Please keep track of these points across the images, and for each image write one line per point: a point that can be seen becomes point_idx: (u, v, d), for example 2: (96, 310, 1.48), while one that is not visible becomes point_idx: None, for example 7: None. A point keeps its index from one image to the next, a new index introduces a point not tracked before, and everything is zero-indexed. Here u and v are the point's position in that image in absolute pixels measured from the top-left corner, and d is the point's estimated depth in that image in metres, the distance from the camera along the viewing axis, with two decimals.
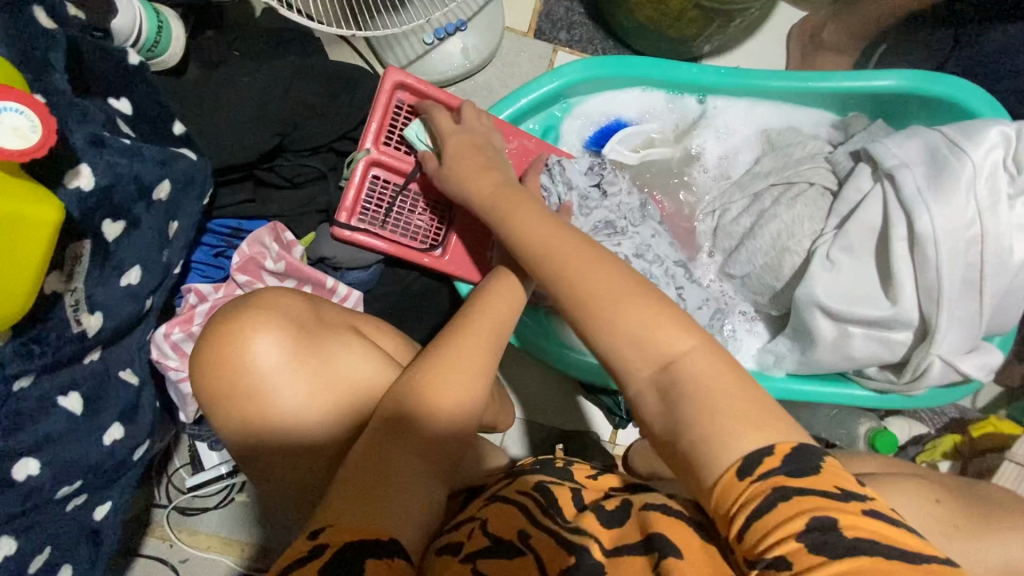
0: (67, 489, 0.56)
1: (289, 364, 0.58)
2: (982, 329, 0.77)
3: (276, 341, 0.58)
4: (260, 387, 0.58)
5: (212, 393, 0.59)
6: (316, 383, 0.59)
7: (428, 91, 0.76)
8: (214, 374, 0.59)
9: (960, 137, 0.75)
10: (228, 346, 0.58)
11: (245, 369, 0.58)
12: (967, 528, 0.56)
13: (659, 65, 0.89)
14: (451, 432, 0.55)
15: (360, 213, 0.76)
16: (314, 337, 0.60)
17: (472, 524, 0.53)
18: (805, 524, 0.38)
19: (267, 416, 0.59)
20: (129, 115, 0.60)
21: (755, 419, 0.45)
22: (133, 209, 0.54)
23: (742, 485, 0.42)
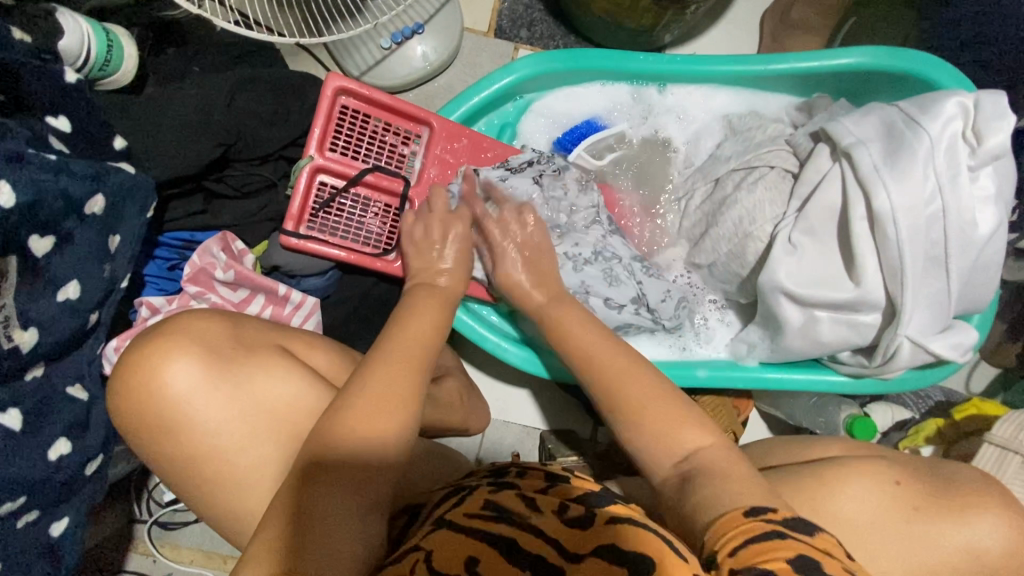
0: (11, 505, 0.56)
1: (204, 386, 0.58)
2: (952, 307, 0.74)
3: (193, 368, 0.58)
4: (178, 415, 0.58)
5: (131, 425, 0.59)
6: (235, 408, 0.59)
7: (372, 95, 0.77)
8: (131, 406, 0.58)
9: (917, 111, 0.73)
10: (142, 375, 0.57)
11: (162, 399, 0.58)
12: (925, 510, 0.60)
13: (612, 57, 0.88)
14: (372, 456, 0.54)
15: (308, 221, 0.76)
16: (231, 359, 0.60)
17: (416, 555, 0.50)
18: (791, 554, 0.41)
19: (190, 446, 0.58)
20: (68, 132, 0.60)
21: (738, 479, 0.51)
22: (62, 224, 0.54)
23: (742, 521, 0.46)
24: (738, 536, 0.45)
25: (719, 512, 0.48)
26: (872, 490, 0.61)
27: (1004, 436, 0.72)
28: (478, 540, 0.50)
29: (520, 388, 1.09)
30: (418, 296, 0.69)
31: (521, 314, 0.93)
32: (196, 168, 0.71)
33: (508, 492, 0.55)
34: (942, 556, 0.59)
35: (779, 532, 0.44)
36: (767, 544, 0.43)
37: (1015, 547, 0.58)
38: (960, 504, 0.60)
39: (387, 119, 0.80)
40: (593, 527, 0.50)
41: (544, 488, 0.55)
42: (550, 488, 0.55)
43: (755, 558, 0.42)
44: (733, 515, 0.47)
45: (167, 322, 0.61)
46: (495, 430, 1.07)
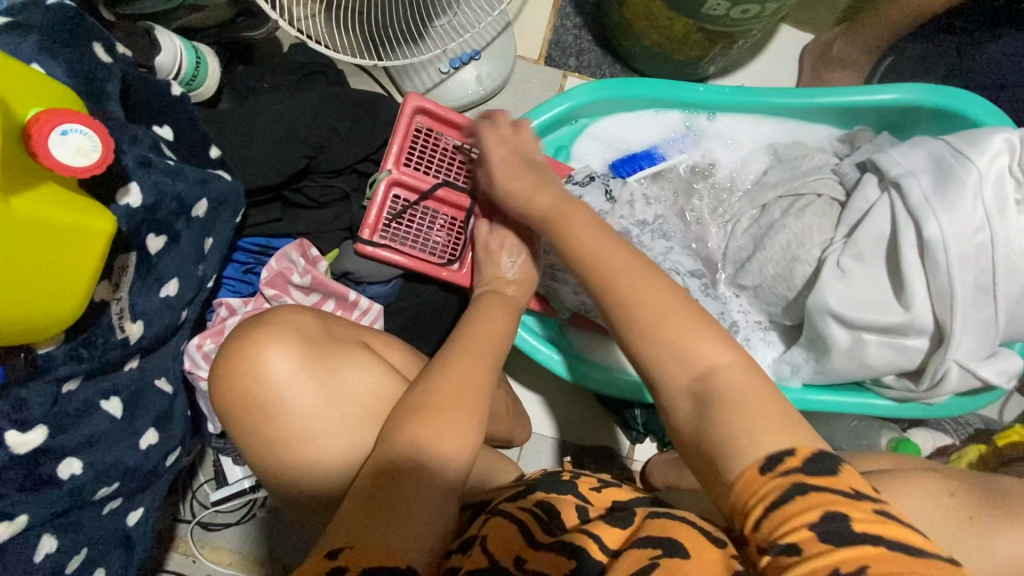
0: (105, 490, 0.58)
1: (300, 375, 0.61)
2: (999, 334, 0.77)
3: (288, 356, 0.61)
4: (272, 401, 0.61)
5: (230, 406, 0.62)
6: (324, 397, 0.62)
7: (446, 115, 0.82)
8: (230, 389, 0.62)
9: (965, 146, 0.76)
10: (243, 361, 0.61)
11: (259, 383, 0.61)
12: (980, 520, 0.61)
13: (666, 86, 0.93)
14: (454, 441, 0.57)
15: (382, 230, 0.80)
16: (323, 350, 0.63)
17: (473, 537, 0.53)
18: (813, 517, 0.41)
19: (281, 432, 0.61)
20: (172, 140, 0.65)
21: (758, 409, 0.48)
22: (174, 224, 0.58)
23: (761, 480, 0.44)
24: (764, 500, 0.43)
25: (737, 468, 0.46)
26: (930, 500, 0.62)
27: None
28: (531, 539, 0.53)
29: (559, 403, 1.11)
30: (486, 301, 0.73)
31: (570, 328, 0.96)
32: (280, 178, 0.75)
33: (562, 491, 0.61)
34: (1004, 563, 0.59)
35: (804, 486, 0.42)
36: (808, 505, 0.41)
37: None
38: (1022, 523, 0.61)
39: (457, 137, 0.84)
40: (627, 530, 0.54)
41: (597, 489, 0.63)
42: (602, 489, 0.63)
43: (779, 526, 0.42)
44: (752, 476, 0.45)
45: (261, 314, 0.65)
46: (535, 443, 1.09)
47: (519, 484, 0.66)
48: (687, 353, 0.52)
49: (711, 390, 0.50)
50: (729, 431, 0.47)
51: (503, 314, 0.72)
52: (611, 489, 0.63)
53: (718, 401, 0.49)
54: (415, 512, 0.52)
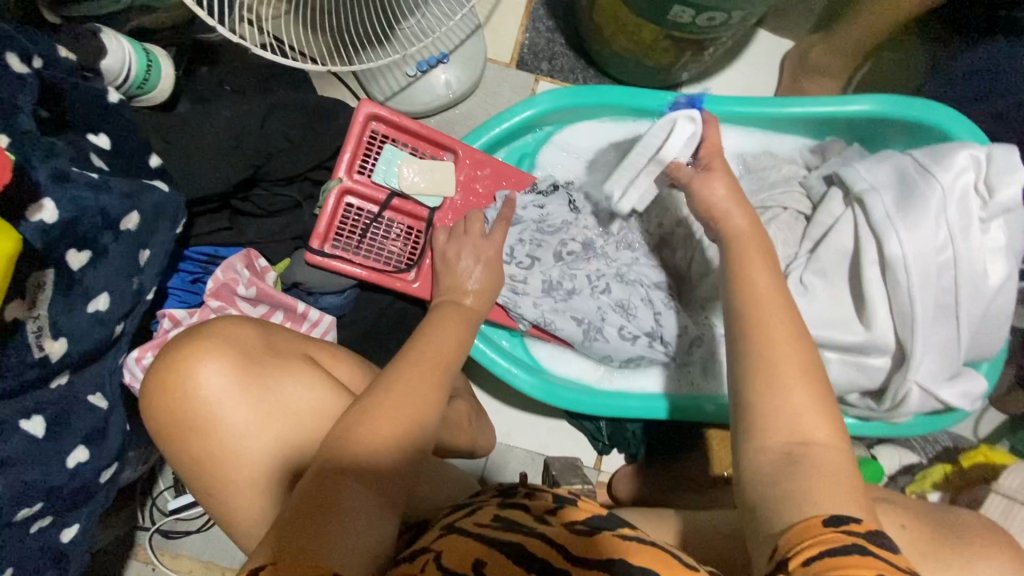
0: (28, 511, 0.57)
1: (235, 391, 0.60)
2: (961, 355, 0.75)
3: (223, 369, 0.60)
4: (206, 418, 0.60)
5: (167, 422, 0.61)
6: (264, 410, 0.61)
7: (401, 122, 0.80)
8: (166, 404, 0.61)
9: (929, 162, 0.74)
10: (178, 375, 0.60)
11: (194, 399, 0.60)
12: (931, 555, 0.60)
13: (633, 94, 0.90)
14: (389, 457, 0.55)
15: (333, 239, 0.78)
16: (262, 365, 0.62)
17: (427, 555, 0.51)
18: (870, 573, 0.41)
19: (215, 449, 0.60)
20: (108, 149, 0.63)
21: (836, 482, 0.48)
22: (99, 239, 0.56)
23: (821, 530, 0.44)
24: (815, 546, 0.43)
25: (801, 517, 0.46)
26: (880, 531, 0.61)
27: None
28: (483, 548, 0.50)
29: (526, 413, 1.09)
30: (438, 313, 0.71)
31: (532, 339, 0.94)
32: (226, 187, 0.73)
33: (519, 509, 0.56)
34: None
35: (860, 547, 0.43)
36: (848, 558, 0.42)
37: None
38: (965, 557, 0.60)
39: (412, 145, 0.82)
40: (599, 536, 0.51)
41: (553, 508, 0.56)
42: (559, 508, 0.56)
43: (828, 568, 0.41)
44: (813, 523, 0.45)
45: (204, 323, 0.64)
46: (500, 454, 1.08)
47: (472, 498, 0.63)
48: (792, 419, 0.52)
49: (802, 454, 0.50)
50: (797, 486, 0.48)
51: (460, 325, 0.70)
52: (569, 509, 0.56)
53: (808, 463, 0.50)
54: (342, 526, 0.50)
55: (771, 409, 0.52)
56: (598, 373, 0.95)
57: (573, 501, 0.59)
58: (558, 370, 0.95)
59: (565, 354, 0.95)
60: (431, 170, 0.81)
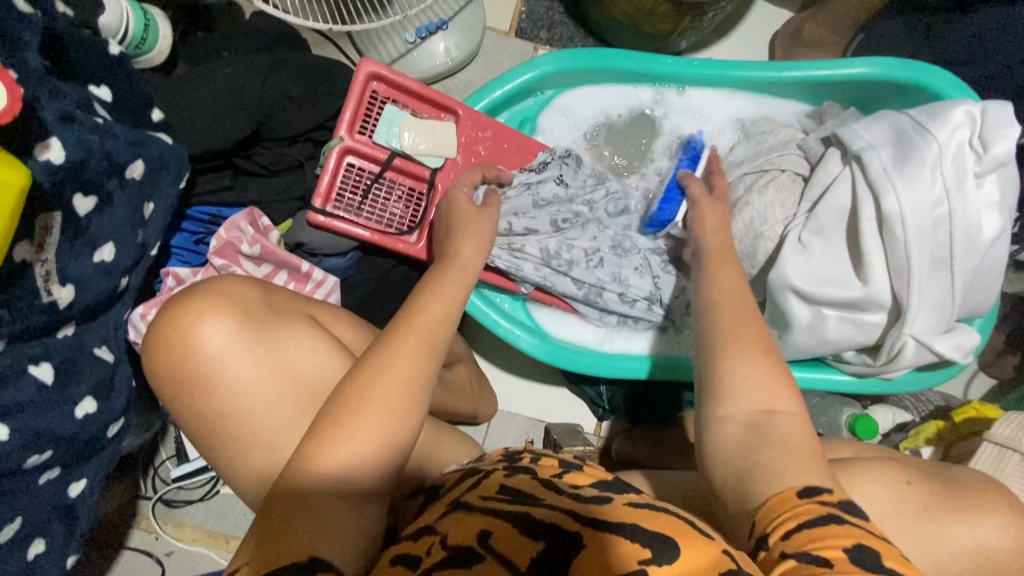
0: (37, 458, 0.57)
1: (236, 348, 0.60)
2: (955, 310, 0.77)
3: (220, 331, 0.59)
4: (206, 374, 0.60)
5: (166, 380, 0.61)
6: (265, 370, 0.61)
7: (401, 82, 0.80)
8: (165, 363, 0.60)
9: (926, 119, 0.76)
10: (176, 332, 0.59)
11: (194, 355, 0.59)
12: (933, 509, 0.62)
13: (633, 58, 0.91)
14: (379, 429, 0.53)
15: (335, 199, 0.78)
16: (262, 324, 0.62)
17: (433, 537, 0.50)
18: (848, 544, 0.42)
19: (217, 407, 0.60)
20: (109, 101, 0.62)
21: (800, 457, 0.50)
22: (105, 185, 0.56)
23: (798, 502, 0.46)
24: (795, 518, 0.45)
25: (772, 492, 0.48)
26: (884, 490, 0.62)
27: (1003, 434, 0.73)
28: (490, 513, 0.51)
29: (528, 381, 1.10)
30: (434, 272, 0.65)
31: (533, 304, 0.95)
32: (228, 144, 0.73)
33: (524, 475, 0.57)
34: (950, 552, 0.60)
35: (837, 517, 0.44)
36: (823, 529, 0.43)
37: (1011, 546, 0.60)
38: (966, 506, 0.62)
39: (414, 106, 0.82)
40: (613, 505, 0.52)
41: (559, 474, 0.57)
42: (564, 474, 0.57)
43: (809, 543, 0.43)
44: (787, 496, 0.47)
45: (194, 285, 0.62)
46: (501, 421, 1.09)
47: (474, 470, 0.63)
48: (745, 389, 0.56)
49: (768, 425, 0.53)
50: (763, 462, 0.50)
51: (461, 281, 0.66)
52: (574, 474, 0.57)
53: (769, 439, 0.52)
54: (323, 513, 0.51)
55: (738, 376, 0.56)
56: (599, 337, 0.95)
57: (577, 466, 0.59)
58: (559, 334, 0.96)
59: (566, 318, 0.96)
60: (433, 130, 0.81)
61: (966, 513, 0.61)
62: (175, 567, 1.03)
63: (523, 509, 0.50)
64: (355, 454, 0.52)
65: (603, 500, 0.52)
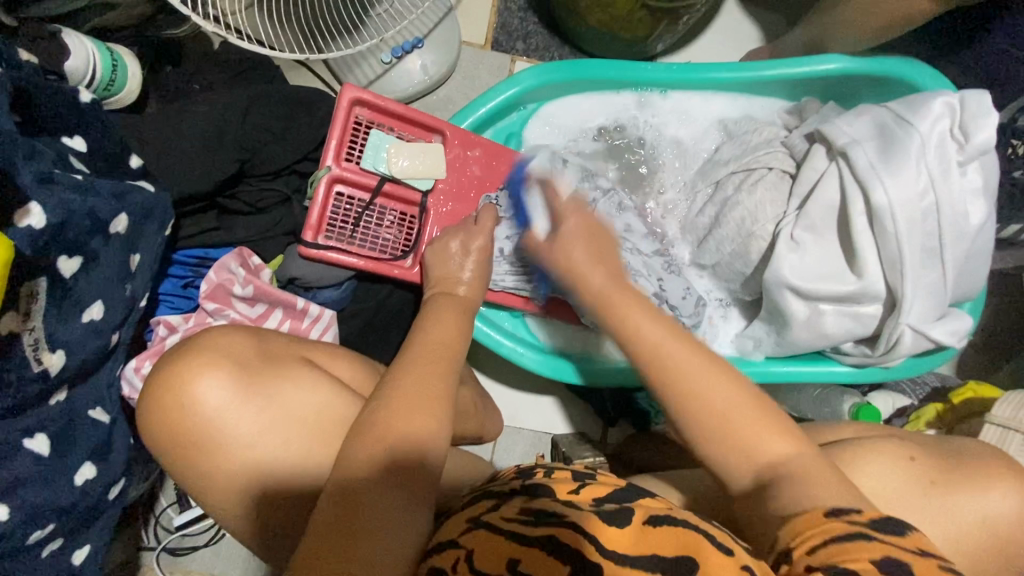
0: (39, 533, 0.55)
1: (236, 400, 0.58)
2: (948, 296, 0.78)
3: (221, 381, 0.58)
4: (210, 431, 0.58)
5: (167, 442, 0.59)
6: (270, 420, 0.59)
7: (385, 106, 0.79)
8: (164, 425, 0.58)
9: (906, 112, 0.77)
10: (174, 392, 0.58)
11: (194, 413, 0.58)
12: (942, 482, 0.63)
13: (614, 67, 0.91)
14: (406, 453, 0.54)
15: (327, 230, 0.77)
16: (260, 371, 0.60)
17: (457, 552, 0.50)
18: (876, 555, 0.43)
19: (224, 464, 0.58)
20: (84, 152, 0.60)
21: (821, 483, 0.51)
22: (90, 244, 0.54)
23: (823, 520, 0.47)
24: (819, 535, 0.46)
25: (802, 509, 0.49)
26: (892, 469, 0.64)
27: (1004, 416, 0.75)
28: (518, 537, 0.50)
29: (531, 394, 1.10)
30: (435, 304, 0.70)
31: (534, 318, 0.95)
32: (212, 185, 0.71)
33: (543, 493, 0.55)
34: (971, 536, 0.61)
35: (865, 534, 0.44)
36: (849, 545, 0.44)
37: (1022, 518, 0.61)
38: (974, 482, 0.63)
39: (400, 130, 0.81)
40: (632, 528, 0.51)
41: (576, 489, 0.56)
42: (582, 488, 0.56)
43: (832, 558, 0.43)
44: (813, 515, 0.48)
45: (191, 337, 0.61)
46: (508, 437, 1.08)
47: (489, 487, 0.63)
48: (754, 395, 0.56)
49: (780, 475, 0.53)
50: (804, 497, 0.50)
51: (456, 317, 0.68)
52: (591, 487, 0.56)
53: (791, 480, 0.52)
54: (357, 552, 0.49)
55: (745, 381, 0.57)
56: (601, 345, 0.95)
57: (592, 477, 0.59)
58: (561, 346, 0.96)
59: (565, 330, 0.95)
60: (421, 153, 0.79)
61: (971, 485, 0.62)
62: None
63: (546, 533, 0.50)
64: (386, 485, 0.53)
65: (623, 509, 0.53)
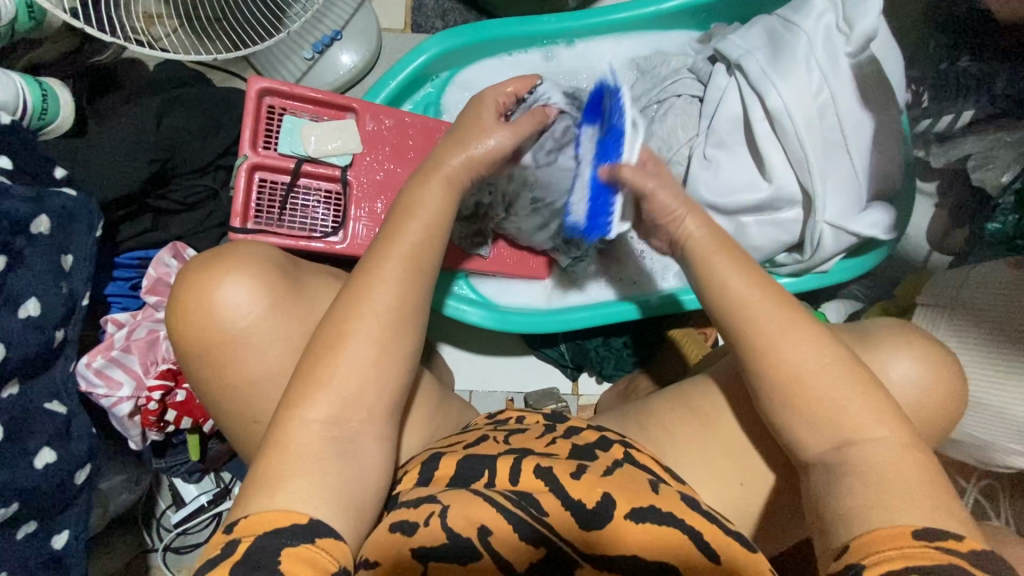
0: (4, 512, 0.60)
1: (268, 304, 0.62)
2: (863, 188, 0.79)
3: (251, 287, 0.62)
4: (242, 332, 0.62)
5: (199, 341, 0.62)
6: (299, 330, 0.63)
7: (293, 90, 0.83)
8: (199, 324, 0.61)
9: (792, 14, 0.78)
10: (212, 291, 0.61)
11: (225, 314, 0.61)
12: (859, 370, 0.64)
13: (516, 22, 0.93)
14: (363, 359, 0.56)
15: (254, 216, 0.81)
16: (291, 283, 0.65)
17: (433, 507, 0.54)
18: None
19: (245, 363, 0.62)
20: (10, 168, 0.66)
21: (894, 482, 0.50)
22: (11, 242, 0.61)
23: (911, 544, 0.46)
24: (900, 560, 0.45)
25: (881, 525, 0.48)
26: None
27: (931, 295, 0.75)
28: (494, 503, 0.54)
29: (497, 357, 1.12)
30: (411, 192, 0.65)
31: (478, 278, 0.98)
32: (136, 186, 0.75)
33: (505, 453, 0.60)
34: None
35: (901, 549, 0.46)
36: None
37: (926, 379, 0.62)
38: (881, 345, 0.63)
39: (315, 113, 0.85)
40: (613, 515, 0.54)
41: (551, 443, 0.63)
42: (556, 443, 0.62)
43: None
44: (903, 535, 0.47)
45: (198, 260, 0.63)
46: (481, 402, 1.10)
47: (460, 437, 0.68)
48: (767, 307, 0.55)
49: (845, 462, 0.52)
50: (860, 501, 0.50)
51: (442, 193, 0.64)
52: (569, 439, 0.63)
53: (852, 471, 0.51)
54: (299, 465, 0.52)
55: (737, 282, 0.57)
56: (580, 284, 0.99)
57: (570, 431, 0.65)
58: (509, 301, 0.98)
59: (512, 285, 0.98)
60: (333, 131, 0.84)
61: (889, 347, 0.63)
62: None
63: (532, 520, 0.53)
64: (339, 414, 0.54)
65: (606, 494, 0.55)
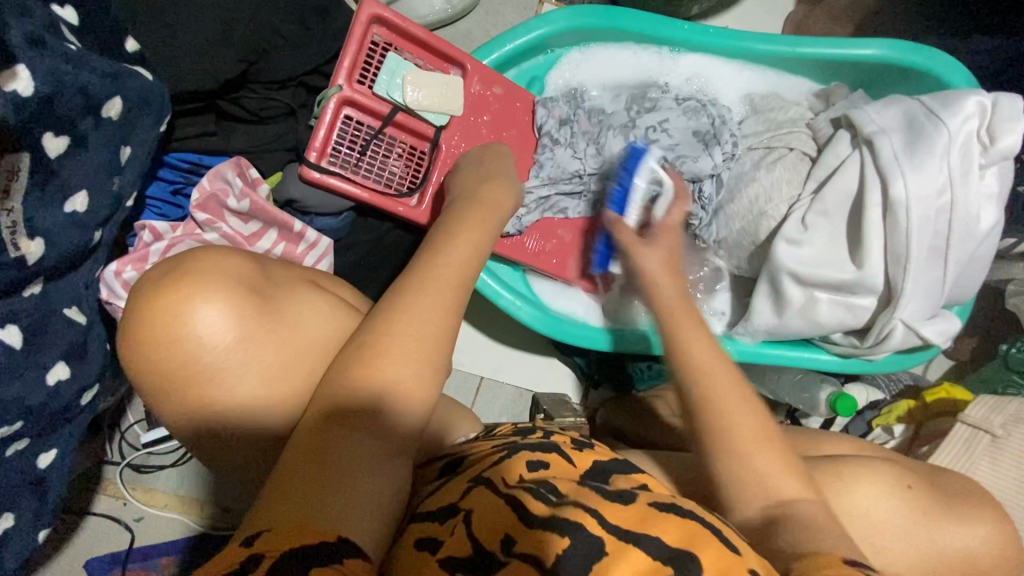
0: (5, 430, 0.52)
1: (239, 334, 0.50)
2: (943, 296, 0.79)
3: (220, 312, 0.50)
4: (211, 370, 0.50)
5: (165, 377, 0.50)
6: (274, 358, 0.52)
7: (406, 28, 0.73)
8: (164, 355, 0.50)
9: (938, 107, 0.76)
10: (172, 313, 0.49)
11: (187, 347, 0.49)
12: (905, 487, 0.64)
13: (648, 19, 0.86)
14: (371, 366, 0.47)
15: (331, 154, 0.72)
16: (271, 297, 0.54)
17: (459, 511, 0.46)
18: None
19: (221, 401, 0.51)
20: (75, 25, 0.52)
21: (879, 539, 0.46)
22: (78, 124, 0.50)
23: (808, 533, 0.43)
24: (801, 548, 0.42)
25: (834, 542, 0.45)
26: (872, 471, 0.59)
27: (976, 417, 0.76)
28: (525, 513, 0.45)
29: (517, 350, 1.09)
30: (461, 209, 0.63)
31: (533, 274, 0.93)
32: (215, 85, 0.65)
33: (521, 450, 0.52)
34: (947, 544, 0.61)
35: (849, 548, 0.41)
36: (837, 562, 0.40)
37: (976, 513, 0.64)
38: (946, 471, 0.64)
39: (419, 56, 0.76)
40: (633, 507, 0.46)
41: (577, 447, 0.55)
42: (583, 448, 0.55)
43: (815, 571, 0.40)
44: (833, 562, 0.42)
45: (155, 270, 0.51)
46: (490, 390, 1.07)
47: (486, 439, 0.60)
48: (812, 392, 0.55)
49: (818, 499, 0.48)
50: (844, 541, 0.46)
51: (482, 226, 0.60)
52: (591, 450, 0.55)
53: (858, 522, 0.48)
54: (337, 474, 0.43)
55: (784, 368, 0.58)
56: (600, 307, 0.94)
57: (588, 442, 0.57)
58: (557, 307, 0.94)
59: (565, 290, 0.94)
60: (436, 83, 0.75)
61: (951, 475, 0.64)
62: (146, 533, 0.98)
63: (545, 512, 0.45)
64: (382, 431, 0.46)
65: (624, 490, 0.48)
